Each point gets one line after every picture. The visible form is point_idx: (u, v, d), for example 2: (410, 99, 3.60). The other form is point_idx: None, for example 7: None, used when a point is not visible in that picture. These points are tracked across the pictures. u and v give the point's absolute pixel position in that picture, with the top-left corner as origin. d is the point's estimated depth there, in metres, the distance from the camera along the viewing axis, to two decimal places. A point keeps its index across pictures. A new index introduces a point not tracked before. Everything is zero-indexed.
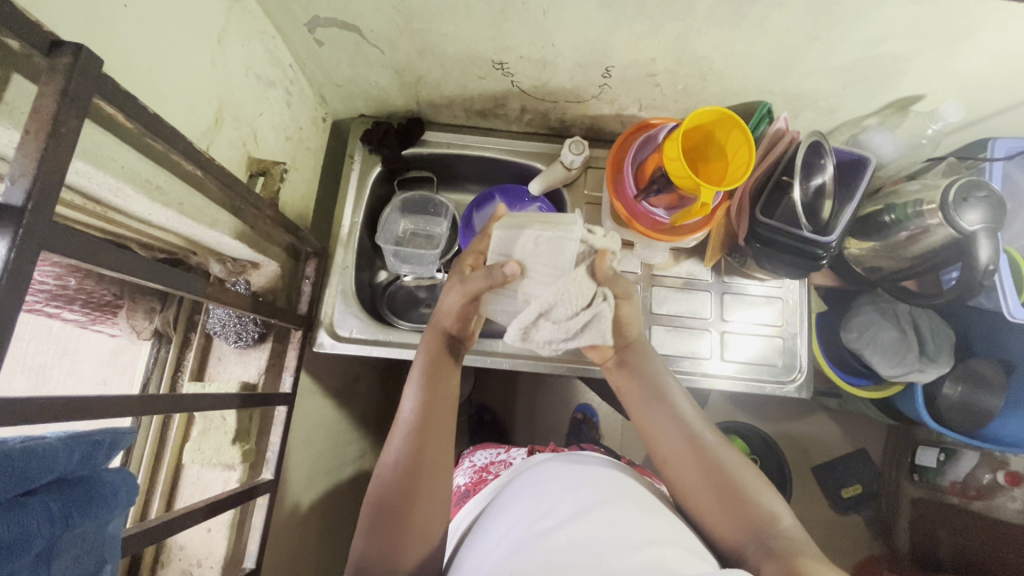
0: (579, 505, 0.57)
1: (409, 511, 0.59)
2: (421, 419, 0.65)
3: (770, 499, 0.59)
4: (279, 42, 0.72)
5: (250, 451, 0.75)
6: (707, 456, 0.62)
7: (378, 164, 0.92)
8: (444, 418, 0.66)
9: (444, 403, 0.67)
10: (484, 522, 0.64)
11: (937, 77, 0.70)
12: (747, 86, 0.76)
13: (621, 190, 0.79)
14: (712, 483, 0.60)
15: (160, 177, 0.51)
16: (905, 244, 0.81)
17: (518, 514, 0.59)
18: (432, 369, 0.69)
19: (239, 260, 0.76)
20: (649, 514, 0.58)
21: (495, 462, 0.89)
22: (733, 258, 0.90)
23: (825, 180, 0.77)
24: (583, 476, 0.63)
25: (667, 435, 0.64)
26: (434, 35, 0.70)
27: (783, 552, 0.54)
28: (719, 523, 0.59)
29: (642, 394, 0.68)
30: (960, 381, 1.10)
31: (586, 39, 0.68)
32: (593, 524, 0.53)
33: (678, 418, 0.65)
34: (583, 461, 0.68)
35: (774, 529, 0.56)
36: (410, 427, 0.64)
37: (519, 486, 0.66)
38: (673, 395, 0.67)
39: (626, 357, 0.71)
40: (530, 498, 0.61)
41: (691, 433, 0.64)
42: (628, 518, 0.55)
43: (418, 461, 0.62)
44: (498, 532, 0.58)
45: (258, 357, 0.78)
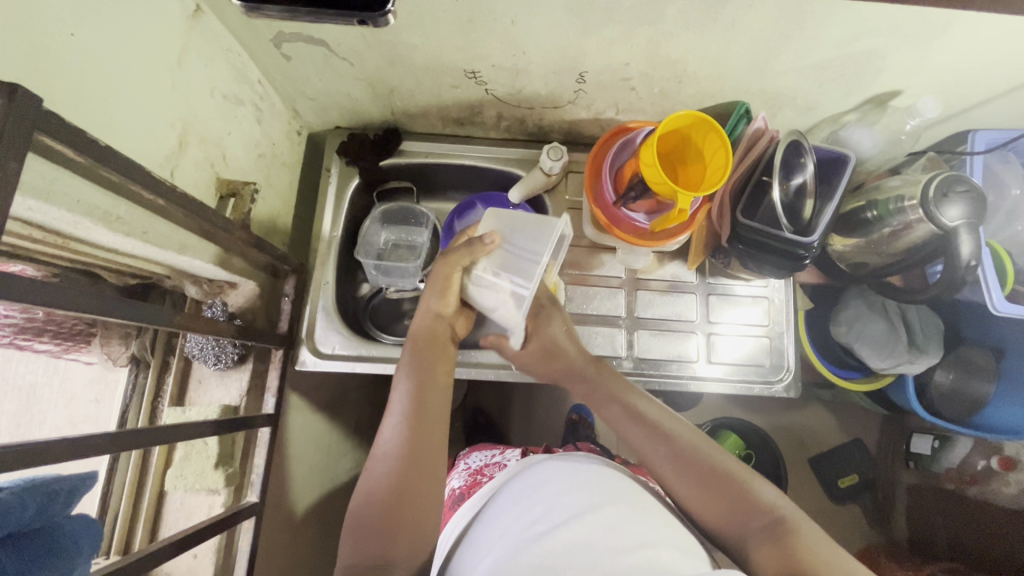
0: (573, 508, 0.55)
1: (402, 507, 0.58)
2: (413, 408, 0.63)
3: (755, 480, 0.59)
4: (246, 59, 0.70)
5: (234, 474, 0.74)
6: (694, 456, 0.61)
7: (356, 176, 0.91)
8: (438, 407, 0.65)
9: (435, 393, 0.65)
10: (476, 525, 0.63)
11: (914, 72, 0.69)
12: (723, 87, 0.75)
13: (600, 197, 0.78)
14: (705, 485, 0.59)
15: (121, 208, 0.50)
16: (888, 240, 0.80)
17: (512, 519, 0.57)
18: (422, 357, 0.68)
19: (216, 282, 0.73)
20: (643, 515, 0.57)
21: (490, 465, 0.87)
22: (717, 259, 0.89)
23: (806, 180, 0.76)
24: (575, 475, 0.62)
25: (647, 445, 0.63)
26: (403, 46, 0.69)
27: (782, 534, 0.54)
28: (713, 514, 0.58)
29: (614, 402, 0.68)
30: (951, 370, 1.10)
31: (557, 45, 0.67)
32: (588, 530, 0.52)
33: (655, 427, 0.64)
34: (575, 458, 0.66)
35: (774, 518, 0.56)
36: (404, 416, 0.63)
37: (511, 485, 0.64)
38: (642, 402, 0.67)
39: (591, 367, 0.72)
40: (522, 502, 0.59)
41: (671, 441, 0.63)
42: (622, 522, 0.54)
43: (411, 454, 0.60)
44: (492, 539, 0.57)
45: (239, 379, 0.77)
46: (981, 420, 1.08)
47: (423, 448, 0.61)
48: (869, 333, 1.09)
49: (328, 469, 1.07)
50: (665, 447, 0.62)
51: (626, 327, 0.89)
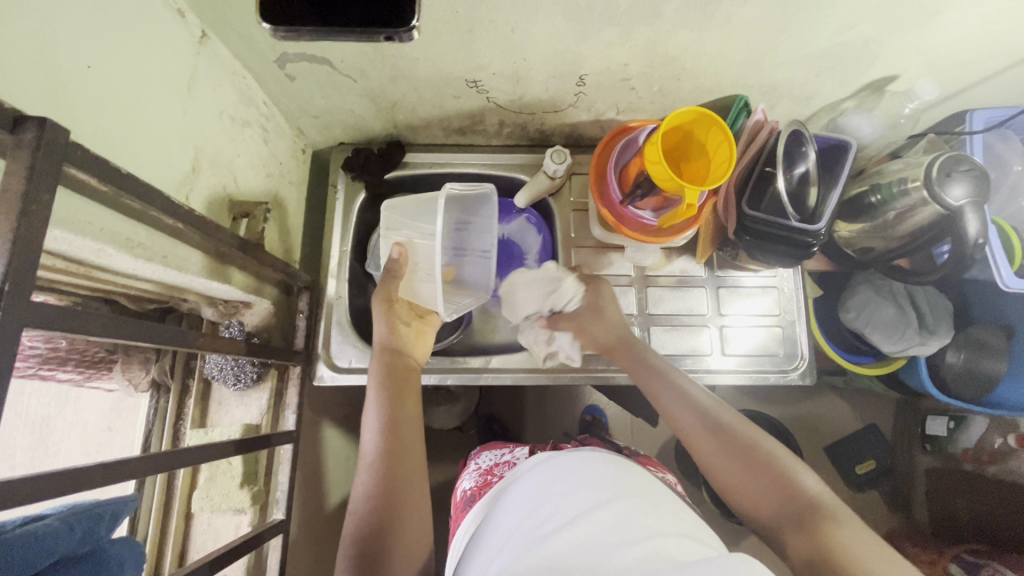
0: (580, 506, 0.55)
1: (387, 549, 0.58)
2: (383, 451, 0.64)
3: (794, 466, 0.58)
4: (250, 81, 0.71)
5: (259, 492, 0.75)
6: (733, 435, 0.61)
7: (361, 191, 0.92)
8: (410, 449, 0.65)
9: (404, 436, 0.65)
10: (491, 529, 0.63)
11: (910, 57, 0.70)
12: (722, 82, 0.76)
13: (606, 196, 0.79)
14: (742, 462, 0.59)
15: (142, 233, 0.51)
16: (894, 223, 0.81)
17: (521, 520, 0.57)
18: (389, 394, 0.69)
19: (231, 302, 0.75)
20: (653, 508, 0.56)
21: (500, 463, 0.87)
22: (725, 252, 0.90)
23: (809, 168, 0.77)
24: (581, 475, 0.61)
25: (683, 422, 0.65)
26: (406, 60, 0.70)
27: (815, 520, 0.53)
28: (748, 499, 0.58)
29: (648, 381, 0.70)
30: (962, 349, 1.10)
31: (556, 50, 0.68)
32: (594, 524, 0.51)
33: (694, 404, 0.65)
34: (583, 458, 0.66)
35: (813, 498, 0.55)
36: (375, 461, 0.63)
37: (519, 490, 0.65)
38: (680, 379, 0.69)
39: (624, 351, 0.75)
40: (530, 504, 0.59)
41: (708, 414, 0.64)
42: (630, 515, 0.53)
43: (387, 498, 0.61)
44: (504, 540, 0.57)
45: (258, 398, 0.77)
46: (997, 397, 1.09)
47: (398, 491, 0.61)
48: (879, 318, 1.09)
49: None
50: (710, 421, 0.63)
51: (639, 324, 0.89)
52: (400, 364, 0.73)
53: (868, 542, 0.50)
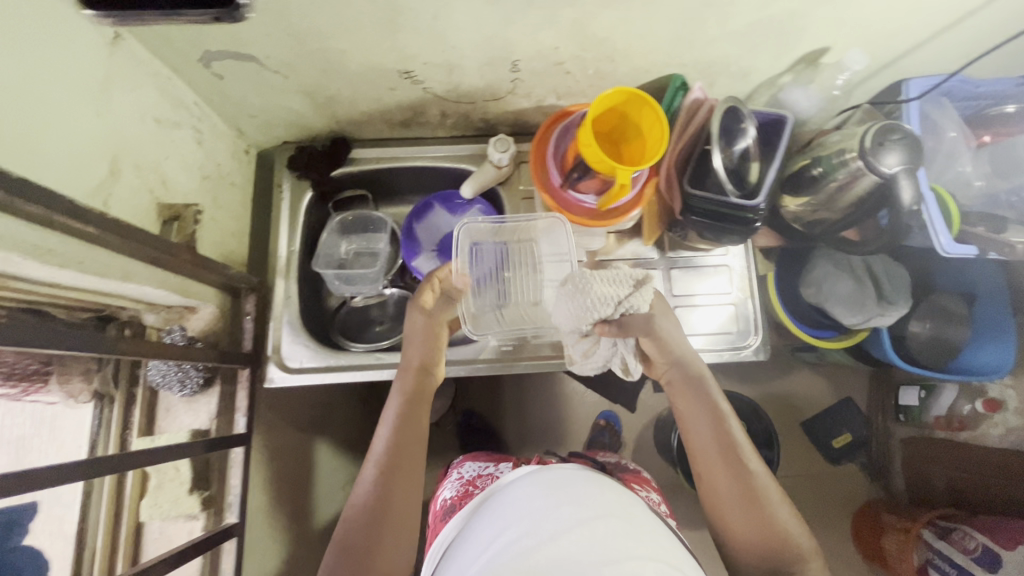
0: (561, 523, 0.58)
1: (369, 556, 0.62)
2: (392, 460, 0.68)
3: (798, 533, 0.67)
4: (176, 81, 0.70)
5: (210, 498, 0.74)
6: (741, 475, 0.69)
7: (308, 189, 0.91)
8: (409, 463, 0.69)
9: (406, 449, 0.70)
10: (468, 535, 0.67)
11: (838, 28, 0.70)
12: (657, 61, 0.76)
13: (548, 183, 0.79)
14: (739, 498, 0.68)
15: (52, 239, 0.50)
16: (837, 195, 0.81)
17: (499, 530, 0.61)
18: (409, 408, 0.72)
19: (172, 307, 0.75)
20: (630, 526, 0.59)
21: (483, 475, 0.86)
22: (675, 232, 0.89)
23: (748, 144, 0.77)
24: (566, 492, 0.64)
25: (719, 460, 0.71)
26: (333, 53, 0.69)
27: None
28: (748, 546, 0.67)
29: (694, 410, 0.74)
30: (929, 319, 1.17)
31: (483, 36, 0.67)
32: (570, 543, 0.55)
33: (736, 450, 0.71)
34: (566, 473, 0.69)
35: (788, 548, 0.66)
36: (377, 471, 0.68)
37: (502, 498, 0.68)
38: (728, 418, 0.73)
39: (671, 379, 0.77)
40: (511, 515, 0.63)
41: (730, 449, 0.71)
42: (607, 533, 0.57)
43: (381, 510, 0.65)
44: (481, 548, 0.61)
45: (207, 403, 0.77)
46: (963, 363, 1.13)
47: (393, 505, 0.66)
48: (839, 291, 1.11)
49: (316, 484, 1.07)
50: (727, 454, 0.71)
51: None
52: (419, 381, 0.75)
53: None
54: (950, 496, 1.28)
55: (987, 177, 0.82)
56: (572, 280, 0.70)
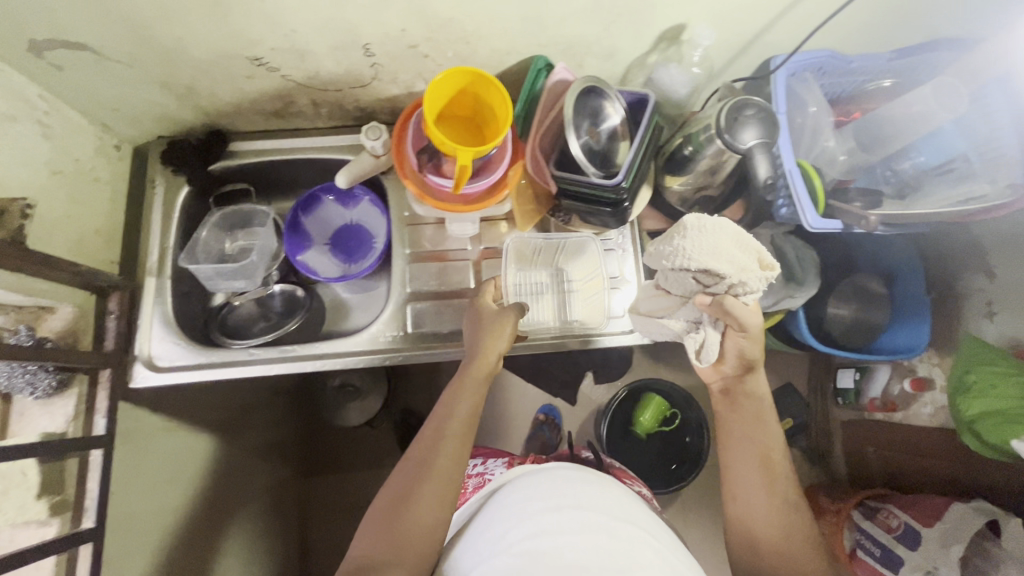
0: (569, 526, 0.62)
1: (402, 512, 0.62)
2: (436, 430, 0.68)
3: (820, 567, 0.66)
4: (9, 72, 0.68)
5: (64, 502, 0.72)
6: (782, 498, 0.68)
7: (184, 184, 0.89)
8: (458, 435, 0.68)
9: (459, 423, 0.68)
10: (479, 525, 0.69)
11: (685, 3, 0.69)
12: (514, 43, 0.75)
13: (410, 168, 0.77)
14: (772, 522, 0.67)
15: None
16: (711, 172, 0.81)
17: (507, 528, 0.64)
18: (455, 389, 0.71)
19: (24, 307, 0.71)
20: (633, 531, 0.63)
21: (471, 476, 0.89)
22: (557, 218, 0.88)
23: (610, 124, 0.76)
24: (578, 495, 0.67)
25: (750, 478, 0.69)
26: (168, 38, 0.67)
27: None
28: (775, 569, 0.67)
29: (739, 424, 0.72)
30: (851, 301, 1.22)
31: (321, 18, 0.66)
32: (575, 552, 0.58)
33: (771, 471, 0.69)
34: (569, 476, 0.72)
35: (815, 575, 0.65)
36: (418, 443, 0.68)
37: (506, 497, 0.70)
38: (772, 439, 0.70)
39: (731, 389, 0.73)
40: (515, 515, 0.65)
41: (776, 473, 0.69)
42: (603, 538, 0.60)
43: (418, 476, 0.64)
44: (490, 540, 0.64)
45: (64, 405, 0.73)
46: (884, 342, 1.19)
47: (429, 471, 0.64)
48: (751, 275, 1.13)
49: (218, 488, 1.05)
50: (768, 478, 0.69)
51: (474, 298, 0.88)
52: (485, 362, 0.73)
53: None
54: (886, 475, 1.31)
55: (851, 151, 0.83)
56: (681, 251, 0.60)
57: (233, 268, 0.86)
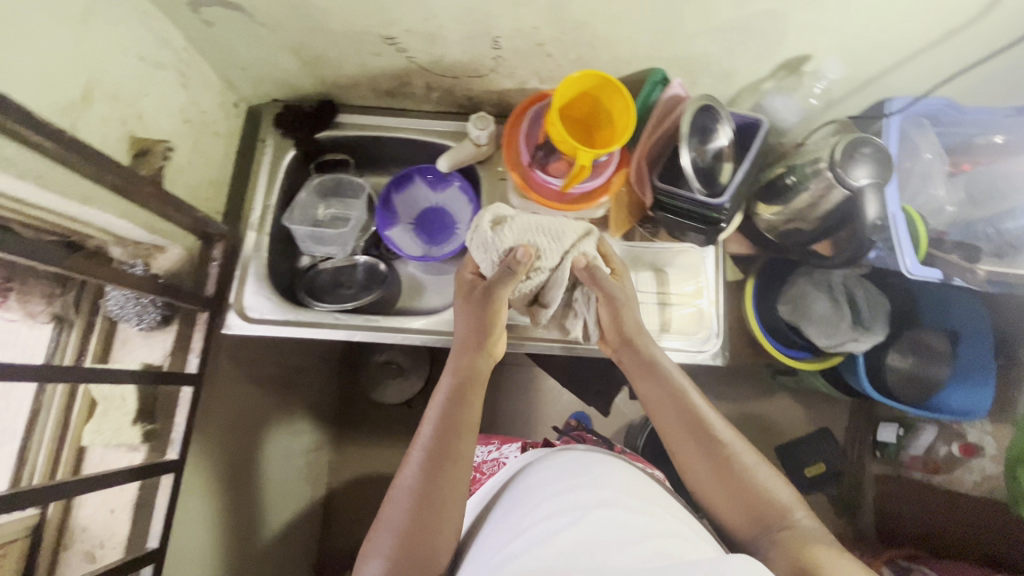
0: (577, 506, 0.59)
1: (423, 540, 0.60)
2: (439, 439, 0.66)
3: (775, 489, 0.64)
4: (165, 23, 0.72)
5: (154, 431, 0.76)
6: (719, 450, 0.67)
7: (291, 147, 0.93)
8: (460, 439, 0.67)
9: (459, 427, 0.67)
10: (490, 520, 0.66)
11: (818, 35, 0.70)
12: (638, 53, 0.76)
13: (517, 160, 0.79)
14: (719, 477, 0.65)
15: (11, 149, 0.52)
16: (809, 207, 0.81)
17: (521, 514, 0.61)
18: (455, 391, 0.71)
19: (142, 243, 0.77)
20: (659, 515, 0.61)
21: (489, 461, 0.91)
22: (644, 228, 0.90)
23: (719, 144, 0.77)
24: (581, 479, 0.65)
25: (673, 422, 0.70)
26: (316, 9, 0.70)
27: (791, 540, 0.58)
28: (730, 507, 0.64)
29: (644, 377, 0.74)
30: (907, 354, 1.17)
31: (463, 7, 0.68)
32: (593, 524, 0.56)
33: (694, 415, 0.69)
34: (580, 463, 0.70)
35: (774, 500, 0.63)
36: (423, 457, 0.65)
37: (520, 486, 0.69)
38: (678, 381, 0.72)
39: (625, 353, 0.77)
40: (531, 502, 0.63)
41: (697, 414, 0.69)
42: (628, 517, 0.58)
43: (431, 491, 0.62)
44: (501, 534, 0.60)
45: (163, 340, 0.79)
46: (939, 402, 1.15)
47: (441, 484, 0.63)
48: (816, 312, 1.13)
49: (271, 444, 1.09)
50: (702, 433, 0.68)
51: None
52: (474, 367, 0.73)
53: (841, 561, 0.55)
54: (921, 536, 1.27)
55: (958, 204, 0.83)
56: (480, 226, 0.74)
57: (328, 233, 0.92)
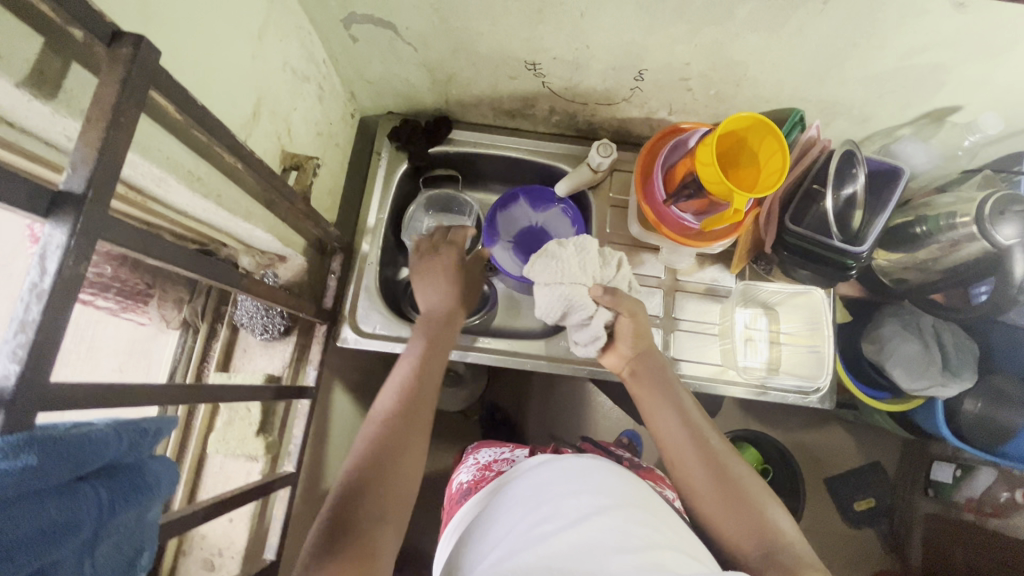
0: (579, 510, 0.55)
1: (383, 469, 0.58)
2: (416, 389, 0.67)
3: (775, 512, 0.60)
4: (315, 38, 0.72)
5: (273, 443, 0.76)
6: (717, 463, 0.64)
7: (405, 160, 0.92)
8: (425, 400, 0.67)
9: (427, 387, 0.68)
10: (483, 515, 0.62)
11: (976, 89, 0.69)
12: (781, 92, 0.75)
13: (650, 194, 0.79)
14: (717, 493, 0.62)
15: (202, 169, 0.52)
16: (937, 256, 0.80)
17: (514, 517, 0.57)
18: (422, 356, 0.72)
19: (267, 253, 0.75)
20: (662, 522, 0.56)
21: (498, 461, 0.81)
22: (759, 265, 0.89)
23: (857, 190, 0.76)
24: (586, 476, 0.60)
25: (673, 433, 0.68)
26: (470, 34, 0.70)
27: (788, 564, 0.54)
28: (725, 527, 0.60)
29: (650, 386, 0.72)
30: (980, 399, 1.04)
31: (621, 41, 0.68)
32: (596, 529, 0.52)
33: (694, 427, 0.67)
34: (583, 462, 0.64)
35: (769, 519, 0.59)
36: (394, 398, 0.66)
37: (517, 482, 0.64)
38: (681, 394, 0.71)
39: (636, 363, 0.75)
40: (528, 501, 0.58)
41: (700, 427, 0.67)
42: (632, 523, 0.53)
43: (401, 427, 0.63)
44: (495, 534, 0.57)
45: (283, 350, 0.79)
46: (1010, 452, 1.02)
47: (412, 425, 0.63)
48: (902, 351, 1.03)
49: None
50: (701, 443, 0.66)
51: (663, 327, 0.88)
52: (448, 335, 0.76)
53: None
54: None
55: None
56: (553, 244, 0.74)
57: None
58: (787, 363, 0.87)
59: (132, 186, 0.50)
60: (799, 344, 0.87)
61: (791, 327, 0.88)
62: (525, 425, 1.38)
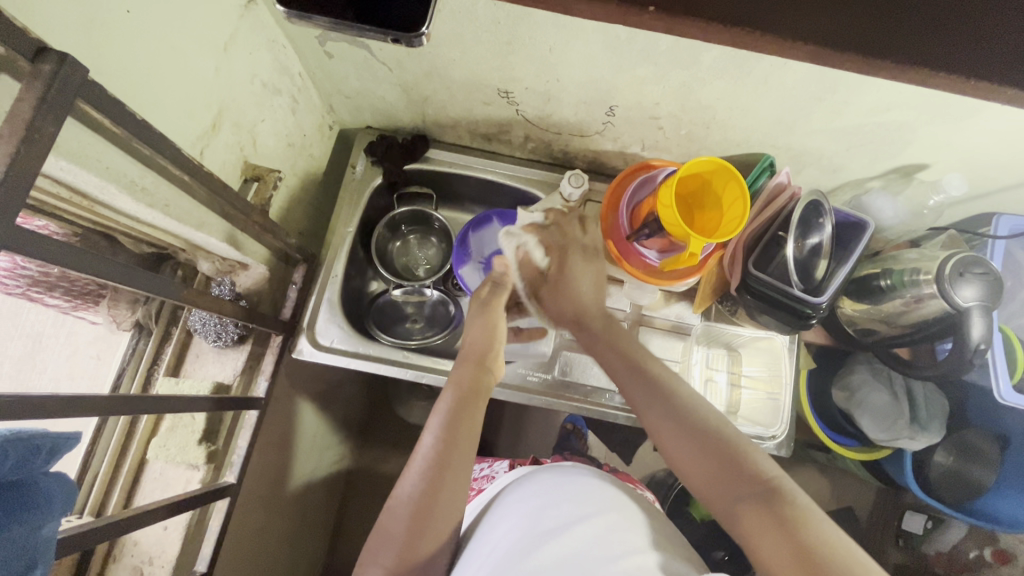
0: (562, 519, 0.54)
1: (410, 554, 0.54)
2: (441, 454, 0.58)
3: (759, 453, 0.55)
4: (290, 51, 0.72)
5: (216, 452, 0.75)
6: (690, 417, 0.58)
7: (378, 175, 0.92)
8: (466, 456, 0.59)
9: (466, 445, 0.59)
10: (471, 537, 0.61)
11: (941, 149, 0.69)
12: (751, 137, 0.76)
13: (614, 228, 0.79)
14: (696, 449, 0.56)
15: (146, 178, 0.52)
16: (900, 312, 0.79)
17: (504, 529, 0.56)
18: (459, 403, 0.63)
19: (228, 261, 0.73)
20: (643, 525, 0.56)
21: (479, 477, 0.83)
22: (724, 305, 0.88)
23: (822, 240, 0.75)
24: (567, 486, 0.60)
25: (646, 403, 0.62)
26: (442, 59, 0.70)
27: (782, 505, 0.49)
28: (705, 481, 0.55)
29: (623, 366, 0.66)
30: (952, 452, 1.01)
31: (590, 78, 0.68)
32: (577, 539, 0.51)
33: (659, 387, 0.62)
34: (567, 471, 0.64)
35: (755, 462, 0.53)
36: (425, 474, 0.57)
37: (503, 498, 0.63)
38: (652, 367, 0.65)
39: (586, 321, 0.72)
40: (519, 509, 0.58)
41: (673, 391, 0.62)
42: (614, 531, 0.53)
43: (429, 501, 0.55)
44: (482, 550, 0.55)
45: (235, 358, 0.79)
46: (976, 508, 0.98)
47: (441, 499, 0.56)
48: (870, 403, 0.98)
49: (307, 458, 1.07)
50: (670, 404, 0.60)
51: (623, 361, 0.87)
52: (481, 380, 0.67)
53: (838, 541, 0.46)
54: None
55: None
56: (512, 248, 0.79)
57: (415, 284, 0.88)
58: (744, 407, 0.86)
59: (71, 191, 0.50)
60: (765, 389, 0.87)
61: (757, 370, 0.88)
62: (493, 442, 1.37)
